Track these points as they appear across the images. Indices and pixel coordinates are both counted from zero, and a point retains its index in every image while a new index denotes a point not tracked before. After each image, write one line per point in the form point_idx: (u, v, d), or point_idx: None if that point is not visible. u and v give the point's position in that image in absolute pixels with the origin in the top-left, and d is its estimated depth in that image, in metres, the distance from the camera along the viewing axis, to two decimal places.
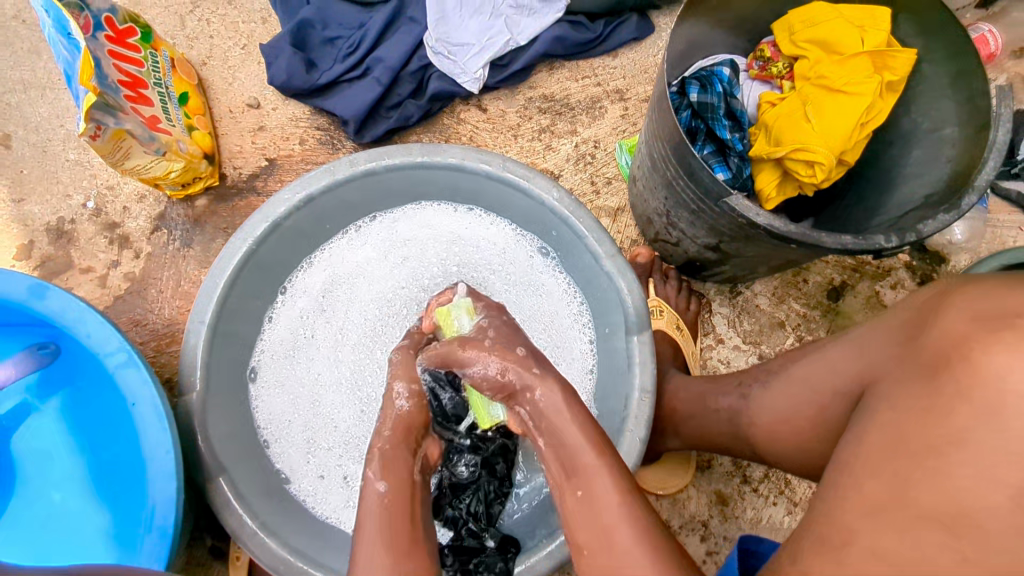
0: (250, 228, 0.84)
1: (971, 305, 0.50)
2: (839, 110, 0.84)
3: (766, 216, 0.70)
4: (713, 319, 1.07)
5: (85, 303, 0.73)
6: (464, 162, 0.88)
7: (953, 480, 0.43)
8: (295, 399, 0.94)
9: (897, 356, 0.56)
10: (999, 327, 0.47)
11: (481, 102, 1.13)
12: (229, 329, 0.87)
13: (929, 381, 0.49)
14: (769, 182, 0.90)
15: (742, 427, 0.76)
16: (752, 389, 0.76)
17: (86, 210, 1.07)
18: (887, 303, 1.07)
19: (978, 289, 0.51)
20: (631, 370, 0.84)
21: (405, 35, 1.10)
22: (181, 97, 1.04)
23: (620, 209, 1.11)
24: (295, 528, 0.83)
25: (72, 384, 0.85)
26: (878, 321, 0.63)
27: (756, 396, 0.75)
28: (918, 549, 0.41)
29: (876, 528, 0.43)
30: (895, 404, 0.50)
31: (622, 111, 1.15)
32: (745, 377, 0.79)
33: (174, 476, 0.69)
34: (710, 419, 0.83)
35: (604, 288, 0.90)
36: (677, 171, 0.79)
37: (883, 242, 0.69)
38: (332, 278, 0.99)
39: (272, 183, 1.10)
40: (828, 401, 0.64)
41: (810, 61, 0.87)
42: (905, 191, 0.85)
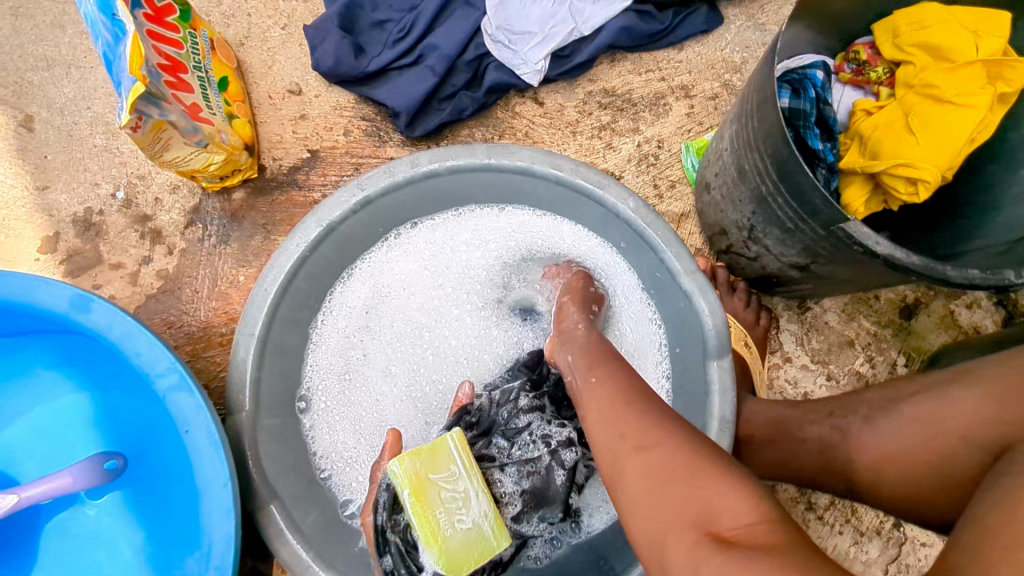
0: (304, 233, 0.78)
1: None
2: (948, 124, 0.77)
3: (887, 245, 0.64)
4: (781, 336, 1.01)
5: (131, 317, 0.66)
6: (533, 165, 0.82)
7: None
8: (349, 421, 0.87)
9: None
10: None
11: (537, 95, 1.06)
12: (279, 342, 0.81)
13: None
14: (857, 198, 0.84)
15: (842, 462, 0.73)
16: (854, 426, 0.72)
17: (115, 201, 1.00)
18: (962, 322, 1.02)
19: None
20: (709, 398, 0.79)
21: (461, 21, 1.02)
22: (220, 82, 0.96)
23: (684, 215, 1.04)
24: (347, 562, 0.76)
25: (105, 392, 0.80)
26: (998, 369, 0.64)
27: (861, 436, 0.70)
28: None
29: None
30: None
31: (688, 109, 1.08)
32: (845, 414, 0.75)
33: (232, 510, 0.64)
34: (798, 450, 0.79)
35: (679, 308, 0.84)
36: (776, 187, 0.73)
37: (1013, 277, 0.63)
38: (374, 289, 0.92)
39: (314, 177, 1.02)
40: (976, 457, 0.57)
41: (915, 67, 0.81)
42: (1012, 212, 0.79)
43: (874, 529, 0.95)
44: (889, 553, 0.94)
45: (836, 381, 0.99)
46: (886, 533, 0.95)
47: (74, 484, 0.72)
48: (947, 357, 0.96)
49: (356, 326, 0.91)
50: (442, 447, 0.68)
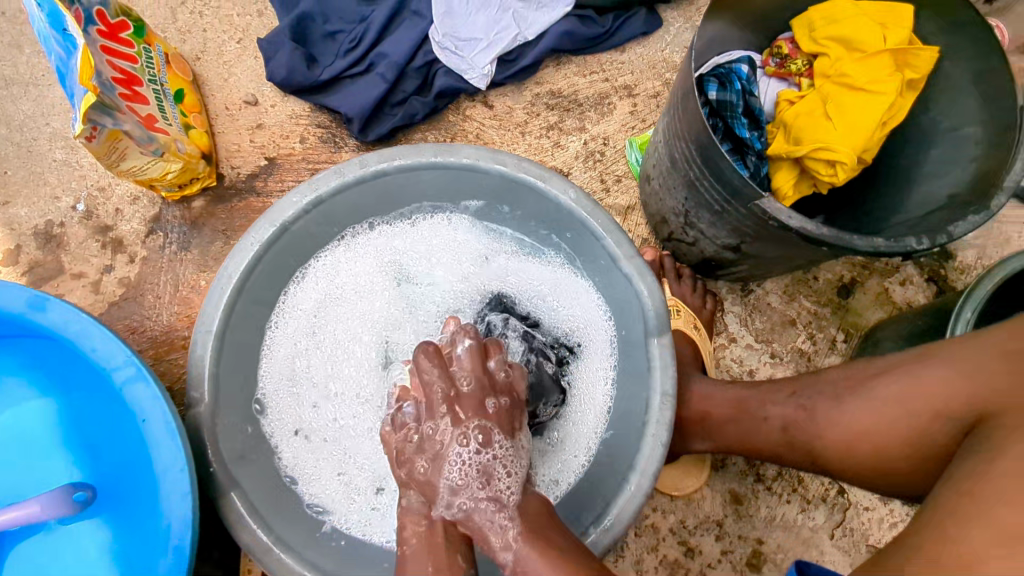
0: (257, 233, 0.81)
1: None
2: (861, 110, 0.83)
3: (799, 219, 0.69)
4: (726, 318, 1.06)
5: (87, 314, 0.69)
6: (478, 162, 0.85)
7: None
8: (312, 416, 0.91)
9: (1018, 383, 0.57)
10: None
11: (487, 98, 1.10)
12: (237, 338, 0.83)
13: None
14: (786, 181, 0.89)
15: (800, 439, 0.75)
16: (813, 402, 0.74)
17: (76, 212, 1.02)
18: (897, 299, 1.08)
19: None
20: (651, 374, 0.84)
21: (410, 30, 1.07)
22: (176, 94, 0.99)
23: (630, 207, 1.09)
24: (310, 542, 0.80)
25: (67, 396, 0.82)
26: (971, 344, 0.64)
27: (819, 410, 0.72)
28: None
29: None
30: None
31: (631, 107, 1.13)
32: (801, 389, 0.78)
33: (190, 494, 0.66)
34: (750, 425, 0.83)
35: (621, 291, 0.88)
36: (702, 172, 0.78)
37: (914, 244, 0.68)
38: (327, 290, 0.95)
39: (272, 184, 1.06)
40: None
41: (830, 58, 0.86)
42: (926, 187, 0.84)
43: (820, 497, 1.02)
44: (834, 519, 1.01)
45: (779, 358, 1.05)
46: (831, 500, 1.02)
47: (41, 512, 0.72)
48: (880, 330, 1.02)
49: (309, 326, 0.93)
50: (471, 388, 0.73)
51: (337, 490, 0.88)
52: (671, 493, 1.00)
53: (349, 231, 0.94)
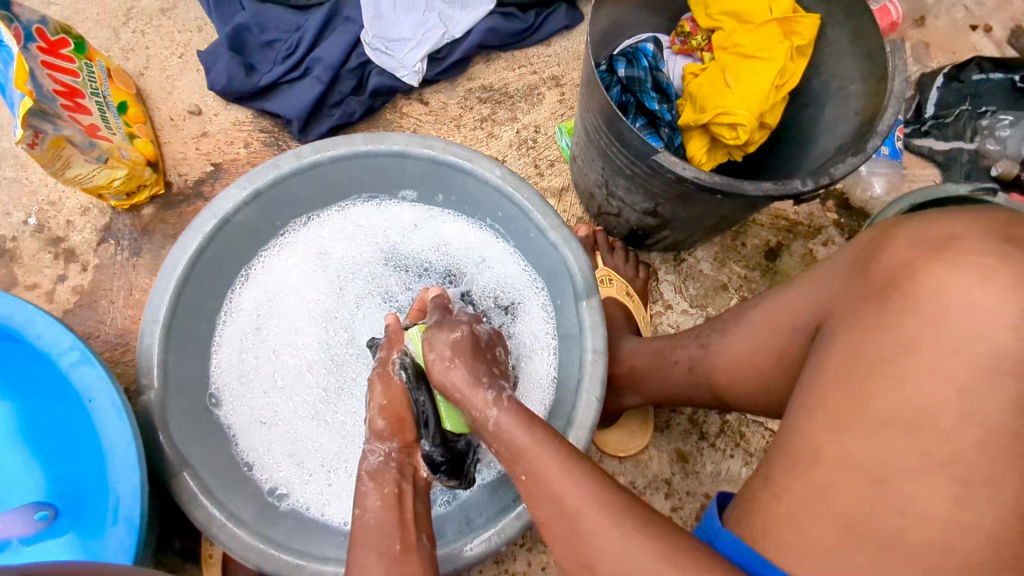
0: (199, 226, 0.85)
1: (919, 233, 0.52)
2: (756, 76, 0.89)
3: (692, 169, 0.75)
4: (661, 287, 1.12)
5: (33, 305, 0.73)
6: (408, 148, 0.91)
7: (903, 385, 0.46)
8: (263, 404, 0.95)
9: (847, 288, 0.57)
10: (934, 252, 0.50)
11: (422, 96, 1.17)
12: (183, 328, 0.87)
13: (876, 302, 0.51)
14: (699, 148, 0.95)
15: (700, 371, 0.79)
16: (711, 338, 0.79)
17: (28, 227, 1.06)
18: (821, 259, 1.14)
19: (918, 224, 0.53)
20: (583, 334, 0.87)
21: (342, 34, 1.13)
22: (119, 107, 1.04)
23: (564, 189, 1.15)
24: (264, 520, 0.82)
25: (23, 400, 0.85)
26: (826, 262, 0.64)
27: (715, 344, 0.78)
28: (881, 450, 0.46)
29: (843, 442, 0.47)
30: (850, 323, 0.53)
31: (559, 96, 1.19)
32: (702, 329, 0.82)
33: (138, 466, 0.69)
34: (667, 370, 0.87)
35: (553, 261, 0.93)
36: (611, 140, 0.84)
37: (799, 186, 0.75)
38: (268, 287, 0.99)
39: (218, 188, 1.10)
40: (788, 336, 0.66)
41: (725, 31, 0.94)
42: (823, 144, 0.91)
43: (762, 449, 1.06)
44: None
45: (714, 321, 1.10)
46: (773, 451, 1.06)
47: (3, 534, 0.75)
48: None
49: (253, 323, 0.98)
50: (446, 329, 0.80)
51: (292, 475, 0.91)
52: (619, 455, 1.03)
53: (287, 228, 0.99)
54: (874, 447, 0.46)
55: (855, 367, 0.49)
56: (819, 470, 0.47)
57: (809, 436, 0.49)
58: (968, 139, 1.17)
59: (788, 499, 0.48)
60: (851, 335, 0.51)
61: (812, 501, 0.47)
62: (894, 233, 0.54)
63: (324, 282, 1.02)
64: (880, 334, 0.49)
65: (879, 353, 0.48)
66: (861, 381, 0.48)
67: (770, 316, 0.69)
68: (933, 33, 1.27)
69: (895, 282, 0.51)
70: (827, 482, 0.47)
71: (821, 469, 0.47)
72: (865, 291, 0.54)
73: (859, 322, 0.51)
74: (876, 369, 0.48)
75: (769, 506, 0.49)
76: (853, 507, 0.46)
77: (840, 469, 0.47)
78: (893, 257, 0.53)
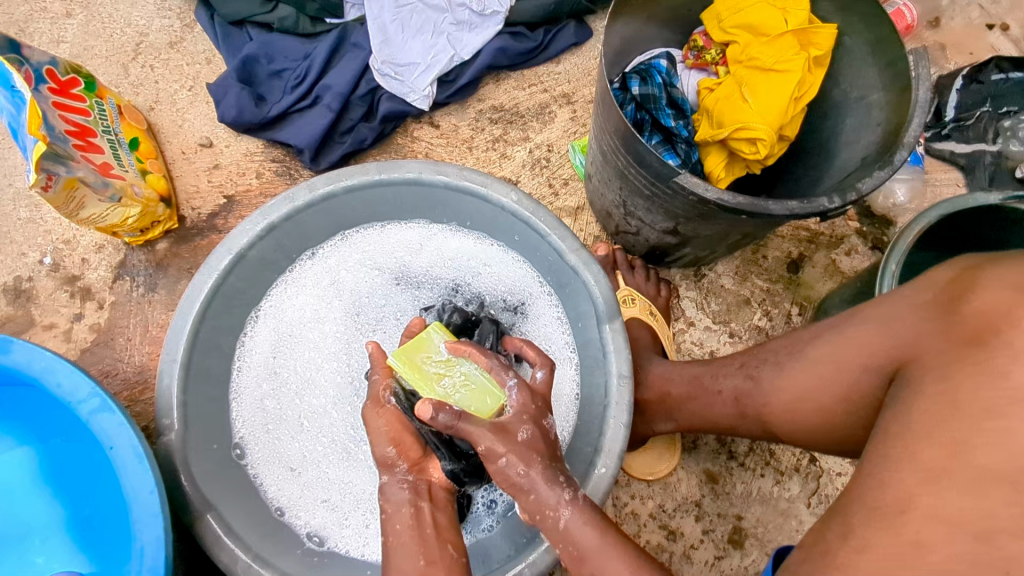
0: (215, 262, 0.84)
1: (1012, 278, 0.53)
2: (773, 89, 0.88)
3: (715, 191, 0.73)
4: (683, 303, 1.09)
5: (51, 352, 0.72)
6: (422, 175, 0.90)
7: (1011, 439, 0.45)
8: (284, 439, 0.93)
9: (930, 330, 0.59)
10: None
11: (433, 118, 1.16)
12: (202, 368, 0.86)
13: (976, 351, 0.51)
14: (717, 163, 0.94)
15: (752, 406, 0.81)
16: (763, 369, 0.80)
17: (43, 266, 1.06)
18: (844, 269, 1.11)
19: (1007, 270, 0.55)
20: (607, 358, 0.86)
21: (351, 61, 1.13)
22: (131, 143, 1.04)
23: (580, 208, 1.13)
24: (292, 562, 0.81)
25: (42, 442, 0.84)
26: (901, 298, 0.66)
27: (770, 376, 0.78)
28: (977, 503, 0.45)
29: (941, 492, 0.46)
30: (948, 367, 0.52)
31: (571, 114, 1.18)
32: (749, 359, 0.83)
33: (161, 514, 0.68)
34: (710, 399, 0.87)
35: (573, 283, 0.92)
36: (628, 161, 0.82)
37: (826, 203, 0.73)
38: (280, 329, 0.98)
39: (232, 220, 1.09)
40: (863, 376, 0.67)
41: (740, 45, 0.92)
42: (846, 156, 0.89)
43: (793, 467, 1.03)
44: (809, 488, 1.02)
45: (739, 338, 1.08)
46: (804, 470, 1.04)
47: None
48: (830, 300, 1.04)
49: (270, 366, 0.96)
50: (429, 339, 0.75)
51: (324, 515, 0.89)
52: (647, 478, 1.01)
53: (298, 262, 0.98)
54: (976, 503, 0.45)
55: (954, 418, 0.48)
56: (908, 523, 0.46)
57: (896, 485, 0.48)
58: (990, 142, 1.14)
59: (871, 552, 0.46)
60: (950, 377, 0.51)
61: (903, 554, 0.45)
62: (986, 283, 0.56)
63: (338, 312, 1.00)
64: (985, 386, 0.48)
65: (979, 403, 0.47)
66: (967, 428, 0.46)
67: (848, 354, 0.69)
68: (949, 34, 1.25)
69: (994, 331, 0.51)
70: (918, 535, 0.45)
71: (911, 521, 0.46)
72: (958, 340, 0.54)
73: (957, 371, 0.51)
74: (980, 420, 0.46)
75: (848, 556, 0.47)
76: (947, 563, 0.44)
77: (933, 523, 0.45)
78: (988, 305, 0.54)
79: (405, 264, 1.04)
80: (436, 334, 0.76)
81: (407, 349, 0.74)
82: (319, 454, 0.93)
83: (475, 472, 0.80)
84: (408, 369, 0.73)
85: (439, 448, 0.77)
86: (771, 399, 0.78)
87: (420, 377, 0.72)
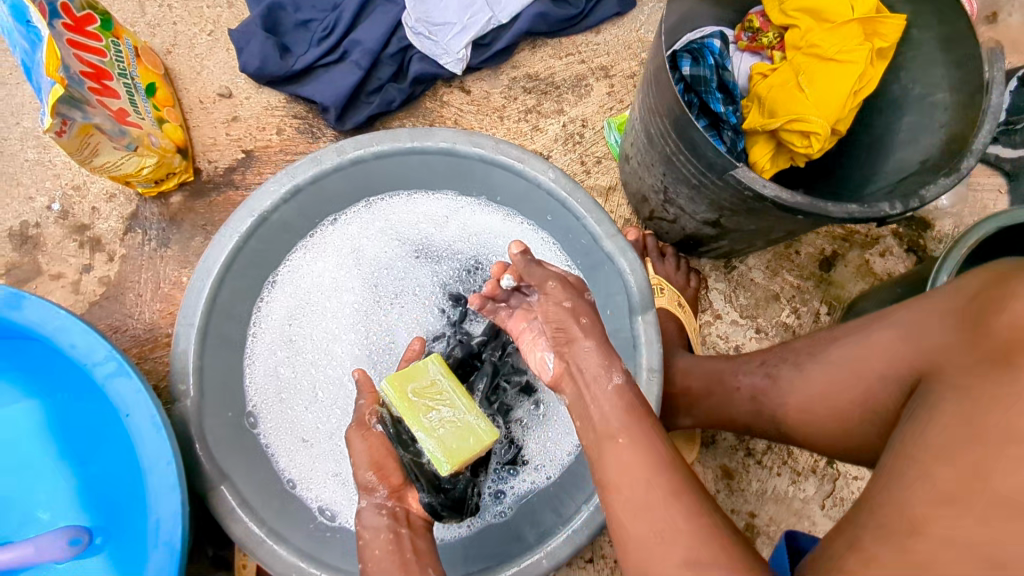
0: (236, 224, 0.80)
1: None
2: (833, 81, 0.83)
3: (773, 187, 0.69)
4: (711, 295, 1.07)
5: (66, 311, 0.68)
6: (456, 145, 0.85)
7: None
8: (297, 410, 0.91)
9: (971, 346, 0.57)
10: None
11: (464, 83, 1.10)
12: (218, 333, 0.83)
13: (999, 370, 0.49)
14: (763, 155, 0.90)
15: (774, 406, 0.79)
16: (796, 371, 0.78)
17: (52, 212, 1.01)
18: (877, 270, 1.09)
19: None
20: (637, 350, 0.84)
21: (383, 16, 1.06)
22: (148, 88, 0.98)
23: (612, 188, 1.09)
24: (303, 536, 0.80)
25: (49, 397, 0.81)
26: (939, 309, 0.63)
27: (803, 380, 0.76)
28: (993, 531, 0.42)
29: (953, 518, 0.43)
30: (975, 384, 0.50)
31: (609, 88, 1.13)
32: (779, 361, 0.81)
33: (178, 486, 0.66)
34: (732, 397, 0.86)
35: (606, 269, 0.89)
36: (678, 146, 0.78)
37: (888, 209, 0.69)
38: (297, 296, 0.94)
39: (251, 177, 1.05)
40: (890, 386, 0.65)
41: (800, 30, 0.87)
42: (901, 156, 0.85)
43: (810, 469, 1.02)
44: (825, 490, 1.02)
45: (765, 334, 1.05)
46: (821, 471, 1.03)
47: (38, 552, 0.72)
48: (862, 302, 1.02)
49: (285, 334, 0.93)
50: (424, 369, 0.78)
51: (335, 490, 0.87)
52: None
53: (320, 227, 0.95)
54: (989, 532, 0.42)
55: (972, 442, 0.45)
56: (918, 545, 0.43)
57: (908, 505, 0.45)
58: None
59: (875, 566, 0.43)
60: (967, 396, 0.49)
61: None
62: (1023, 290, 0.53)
63: (357, 282, 0.97)
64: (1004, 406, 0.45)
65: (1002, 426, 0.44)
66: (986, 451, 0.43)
67: (878, 361, 0.67)
68: (1005, 31, 1.20)
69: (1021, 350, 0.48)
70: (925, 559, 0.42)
71: (921, 543, 0.43)
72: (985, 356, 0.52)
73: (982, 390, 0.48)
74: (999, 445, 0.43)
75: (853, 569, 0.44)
76: None
77: (942, 547, 0.42)
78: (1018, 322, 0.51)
79: (428, 236, 1.00)
80: (433, 364, 0.78)
81: (400, 376, 0.77)
82: (332, 427, 0.91)
83: (455, 509, 0.77)
84: (398, 398, 0.75)
85: (418, 479, 0.75)
86: (793, 401, 0.76)
87: (409, 407, 0.74)
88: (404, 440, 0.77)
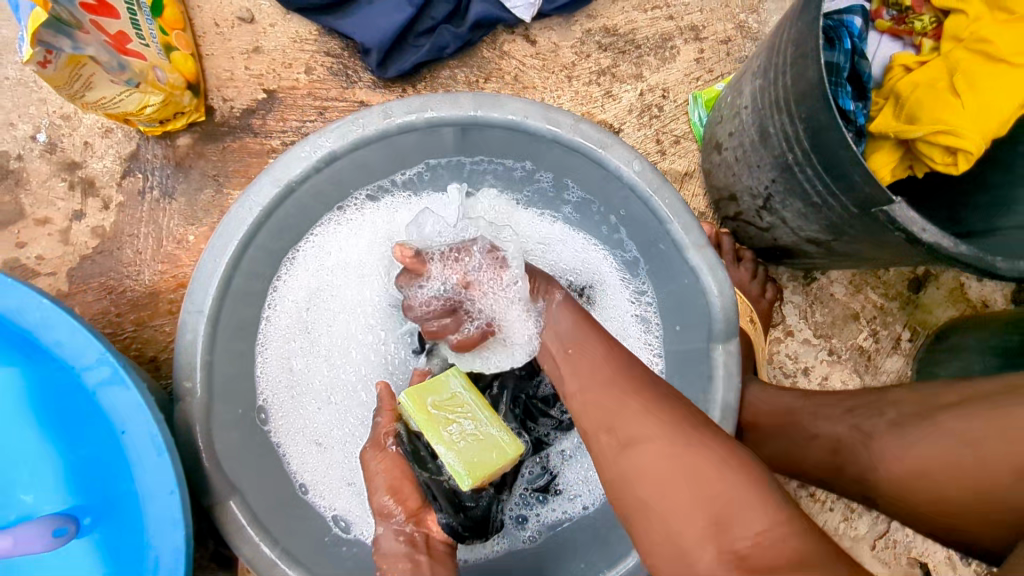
0: (258, 195, 0.66)
1: None
2: (999, 88, 0.68)
3: (933, 232, 0.57)
4: (784, 308, 0.94)
5: (50, 299, 0.56)
6: (526, 120, 0.70)
7: None
8: (312, 406, 0.80)
9: None
10: None
11: (529, 32, 0.93)
12: (230, 320, 0.71)
13: None
14: (885, 164, 0.75)
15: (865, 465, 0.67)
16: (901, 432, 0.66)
17: (37, 144, 0.86)
18: (972, 296, 0.96)
19: None
20: (710, 383, 0.71)
21: None
22: (154, 6, 0.81)
23: (688, 174, 0.95)
24: (315, 554, 0.70)
25: (27, 360, 0.66)
26: None
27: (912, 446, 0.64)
28: None
29: None
30: None
31: (697, 54, 0.96)
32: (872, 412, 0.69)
33: (181, 521, 0.56)
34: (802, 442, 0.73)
35: (684, 283, 0.75)
36: (806, 157, 0.64)
37: None
38: (320, 274, 0.82)
39: (272, 122, 0.89)
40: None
41: (967, 18, 0.72)
42: None
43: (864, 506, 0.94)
44: (877, 530, 0.93)
45: (837, 357, 0.94)
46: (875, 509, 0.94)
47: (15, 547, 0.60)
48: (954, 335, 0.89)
49: (303, 318, 0.81)
50: (444, 381, 0.65)
51: (351, 500, 0.77)
52: None
53: (352, 197, 0.80)
54: None
55: None
56: None
57: None
58: None
59: None
60: None
61: None
62: None
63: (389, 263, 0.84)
64: None
65: None
66: None
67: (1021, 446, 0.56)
68: None
69: None
70: None
71: None
72: None
73: None
74: None
75: None
76: None
77: None
78: None
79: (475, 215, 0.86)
80: (454, 376, 0.65)
81: (418, 388, 0.64)
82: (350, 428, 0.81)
83: (476, 529, 0.66)
84: (415, 410, 0.63)
85: (435, 499, 0.64)
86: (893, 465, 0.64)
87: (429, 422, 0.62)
88: (422, 458, 0.66)
